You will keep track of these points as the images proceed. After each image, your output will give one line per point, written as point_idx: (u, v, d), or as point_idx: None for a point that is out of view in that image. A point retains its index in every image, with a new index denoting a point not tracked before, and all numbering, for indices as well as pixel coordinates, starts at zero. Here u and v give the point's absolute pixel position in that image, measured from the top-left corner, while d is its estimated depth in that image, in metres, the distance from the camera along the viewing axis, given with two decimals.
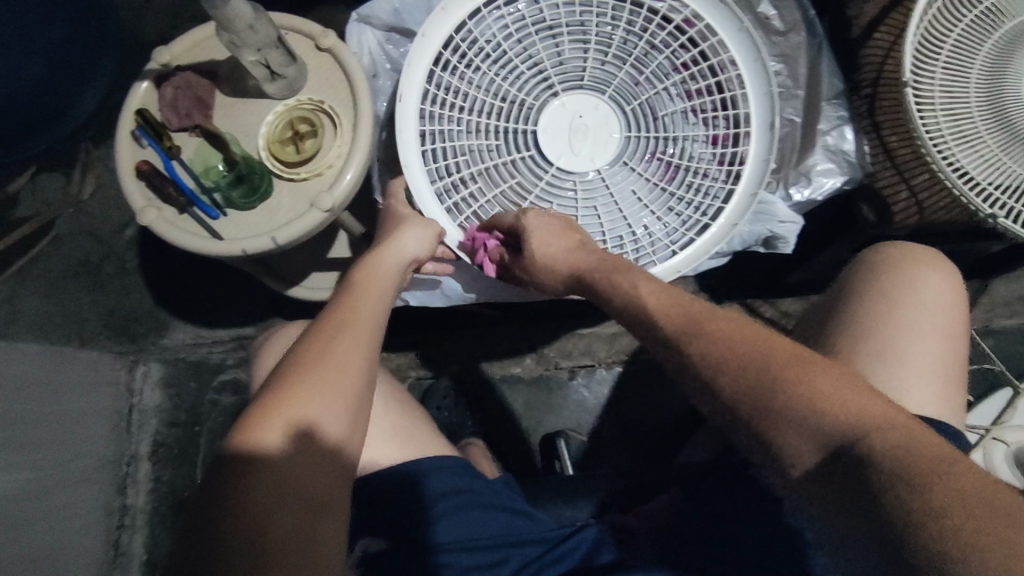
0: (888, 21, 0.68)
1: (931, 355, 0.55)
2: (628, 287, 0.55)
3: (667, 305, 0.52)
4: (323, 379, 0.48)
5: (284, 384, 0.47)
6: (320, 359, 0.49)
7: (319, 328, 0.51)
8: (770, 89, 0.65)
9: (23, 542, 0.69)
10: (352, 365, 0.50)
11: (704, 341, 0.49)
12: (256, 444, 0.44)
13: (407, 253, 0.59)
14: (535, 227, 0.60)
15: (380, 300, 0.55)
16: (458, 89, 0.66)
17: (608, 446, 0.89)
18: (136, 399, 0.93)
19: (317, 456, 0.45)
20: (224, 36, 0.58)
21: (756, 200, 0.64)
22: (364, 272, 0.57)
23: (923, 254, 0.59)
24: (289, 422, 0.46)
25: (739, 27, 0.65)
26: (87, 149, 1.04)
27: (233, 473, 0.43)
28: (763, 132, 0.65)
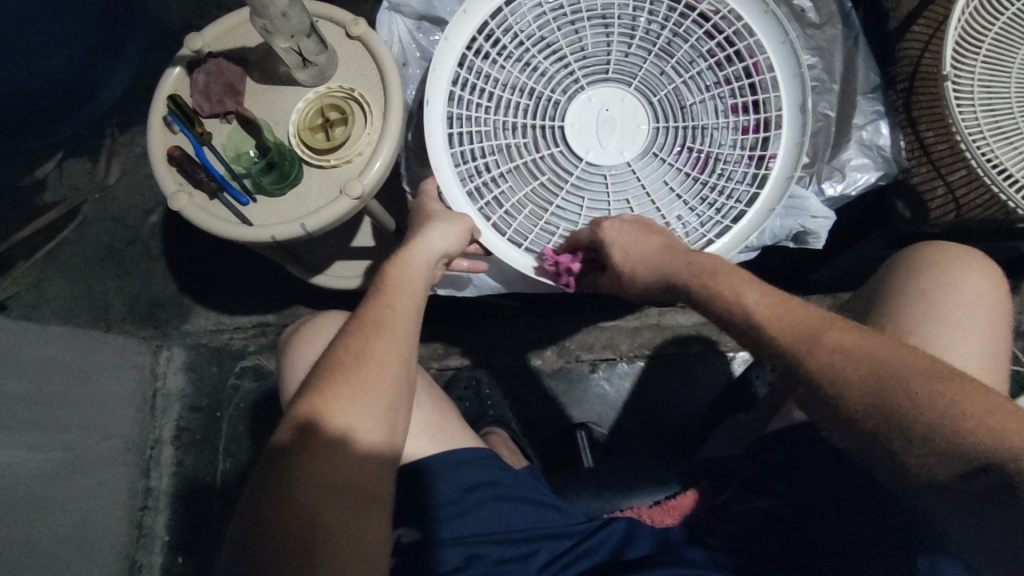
0: (926, 15, 0.67)
1: (970, 354, 0.54)
2: (728, 293, 0.53)
3: (768, 308, 0.50)
4: (362, 375, 0.48)
5: (324, 381, 0.47)
6: (360, 354, 0.49)
7: (357, 324, 0.51)
8: (802, 72, 0.64)
9: (50, 522, 0.70)
10: (391, 359, 0.50)
11: (813, 348, 0.47)
12: (299, 441, 0.44)
13: (442, 245, 0.59)
14: (617, 236, 0.59)
15: (416, 294, 0.55)
16: (488, 77, 0.66)
17: (629, 440, 0.88)
18: (160, 382, 0.96)
19: (360, 451, 0.46)
20: (258, 22, 0.58)
21: (793, 182, 0.63)
22: (398, 264, 0.56)
23: (962, 253, 0.58)
24: (331, 418, 0.46)
25: (764, 10, 0.64)
26: (112, 135, 1.05)
27: (281, 473, 0.43)
28: (796, 115, 0.64)
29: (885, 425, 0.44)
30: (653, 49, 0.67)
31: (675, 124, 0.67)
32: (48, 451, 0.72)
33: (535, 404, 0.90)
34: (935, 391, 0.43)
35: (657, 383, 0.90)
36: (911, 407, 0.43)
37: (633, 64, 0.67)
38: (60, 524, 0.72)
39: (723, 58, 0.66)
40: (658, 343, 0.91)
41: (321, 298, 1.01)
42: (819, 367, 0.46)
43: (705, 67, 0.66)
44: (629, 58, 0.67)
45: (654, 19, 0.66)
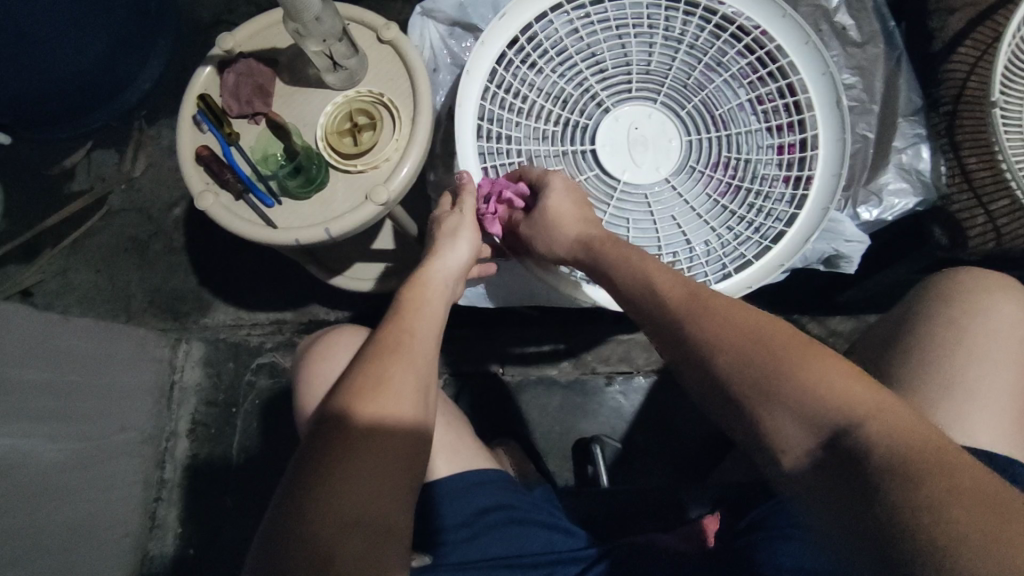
0: (974, 36, 0.65)
1: (1001, 391, 0.52)
2: (640, 267, 0.52)
3: None
4: (383, 400, 0.47)
5: (345, 405, 0.47)
6: (380, 381, 0.48)
7: (375, 350, 0.51)
8: (840, 100, 0.62)
9: (66, 511, 0.71)
10: (413, 384, 0.50)
11: (697, 317, 0.46)
12: (320, 468, 0.44)
13: (456, 263, 0.59)
14: (558, 187, 0.60)
15: (434, 322, 0.54)
16: (521, 85, 0.65)
17: (642, 455, 0.87)
18: (177, 376, 0.93)
19: (381, 477, 0.45)
20: (291, 25, 0.58)
21: (827, 217, 0.61)
22: (414, 284, 0.56)
23: (996, 284, 0.56)
24: (353, 442, 0.45)
25: (806, 42, 0.63)
26: (140, 128, 1.06)
27: (302, 502, 0.42)
28: (832, 145, 0.63)
29: (744, 396, 0.43)
30: (674, 56, 0.65)
31: (711, 134, 0.65)
32: (67, 441, 0.73)
33: (549, 415, 0.89)
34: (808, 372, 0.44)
35: (672, 400, 0.89)
36: (751, 371, 0.42)
37: (657, 74, 0.66)
38: (75, 513, 0.73)
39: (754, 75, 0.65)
40: None
41: (339, 299, 1.01)
42: (699, 335, 0.46)
43: (734, 71, 0.65)
44: (652, 68, 0.66)
45: (672, 29, 0.65)
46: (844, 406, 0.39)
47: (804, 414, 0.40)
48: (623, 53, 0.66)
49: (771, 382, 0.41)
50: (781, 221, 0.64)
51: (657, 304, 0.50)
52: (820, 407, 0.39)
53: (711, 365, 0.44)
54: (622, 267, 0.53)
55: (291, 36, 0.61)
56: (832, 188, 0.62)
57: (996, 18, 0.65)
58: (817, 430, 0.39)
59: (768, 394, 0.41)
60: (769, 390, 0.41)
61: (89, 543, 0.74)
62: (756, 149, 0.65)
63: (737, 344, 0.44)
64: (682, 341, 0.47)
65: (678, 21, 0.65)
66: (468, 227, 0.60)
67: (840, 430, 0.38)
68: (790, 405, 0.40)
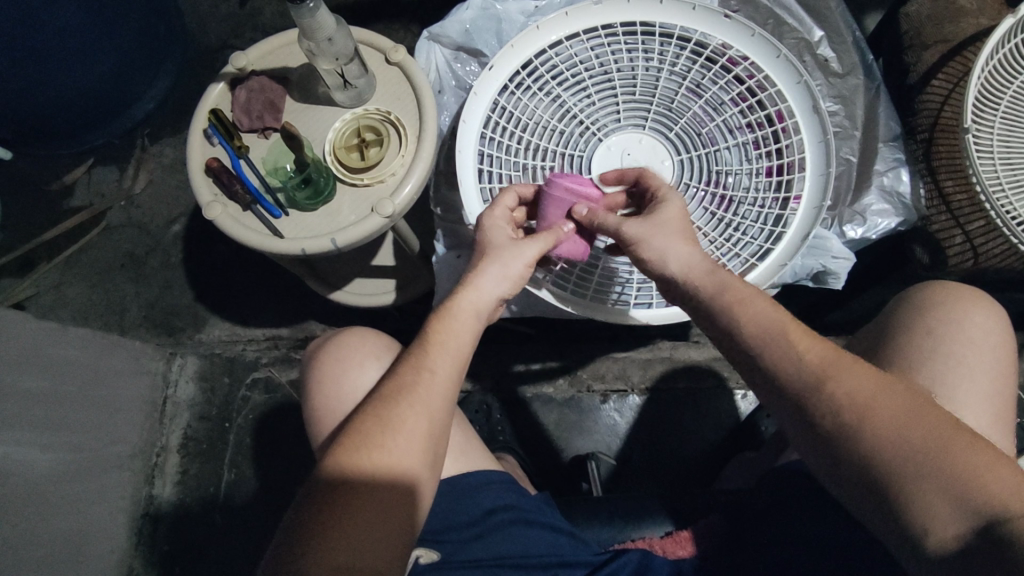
0: (945, 70, 0.70)
1: (979, 396, 0.53)
2: (735, 303, 0.48)
3: (779, 326, 0.46)
4: (389, 447, 0.45)
5: (346, 456, 0.44)
6: (387, 424, 0.46)
7: (389, 388, 0.48)
8: (827, 138, 0.65)
9: (51, 522, 0.70)
10: (423, 431, 0.47)
11: (780, 345, 0.45)
12: (320, 512, 0.42)
13: (494, 293, 0.54)
14: (646, 233, 0.53)
15: (457, 357, 0.50)
16: (517, 111, 0.68)
17: (636, 473, 0.88)
18: (170, 391, 0.95)
19: (384, 525, 0.43)
20: (305, 43, 0.61)
21: (806, 243, 0.64)
22: (439, 316, 0.51)
23: (967, 292, 0.57)
24: (353, 489, 0.43)
25: (777, 55, 0.66)
26: (142, 146, 1.07)
27: (297, 551, 0.41)
28: (819, 178, 0.65)
29: (824, 417, 0.43)
30: (658, 77, 0.68)
31: (696, 153, 0.68)
32: (56, 451, 0.73)
33: (545, 431, 0.90)
34: (830, 373, 0.43)
35: (666, 417, 0.90)
36: (843, 403, 0.42)
37: (643, 97, 0.69)
38: (60, 523, 0.71)
39: (736, 92, 0.67)
40: (668, 378, 0.91)
41: (336, 315, 1.01)
42: (785, 363, 0.45)
43: (713, 92, 0.68)
44: (638, 91, 0.69)
45: (652, 51, 0.68)
46: (924, 453, 0.39)
47: (878, 449, 0.40)
48: (604, 73, 0.69)
49: (868, 417, 0.41)
50: (758, 239, 0.66)
51: (731, 329, 0.48)
52: (899, 448, 0.40)
53: (800, 389, 0.44)
54: (735, 307, 0.48)
55: (305, 55, 0.64)
56: (822, 187, 0.64)
57: (965, 53, 0.70)
58: (881, 478, 0.40)
59: (857, 424, 0.41)
60: (850, 421, 0.42)
61: (72, 555, 0.72)
62: (738, 165, 0.67)
63: (831, 374, 0.43)
64: (759, 353, 0.46)
65: (656, 44, 0.68)
66: (520, 262, 0.54)
67: (908, 477, 0.39)
68: (873, 447, 0.41)
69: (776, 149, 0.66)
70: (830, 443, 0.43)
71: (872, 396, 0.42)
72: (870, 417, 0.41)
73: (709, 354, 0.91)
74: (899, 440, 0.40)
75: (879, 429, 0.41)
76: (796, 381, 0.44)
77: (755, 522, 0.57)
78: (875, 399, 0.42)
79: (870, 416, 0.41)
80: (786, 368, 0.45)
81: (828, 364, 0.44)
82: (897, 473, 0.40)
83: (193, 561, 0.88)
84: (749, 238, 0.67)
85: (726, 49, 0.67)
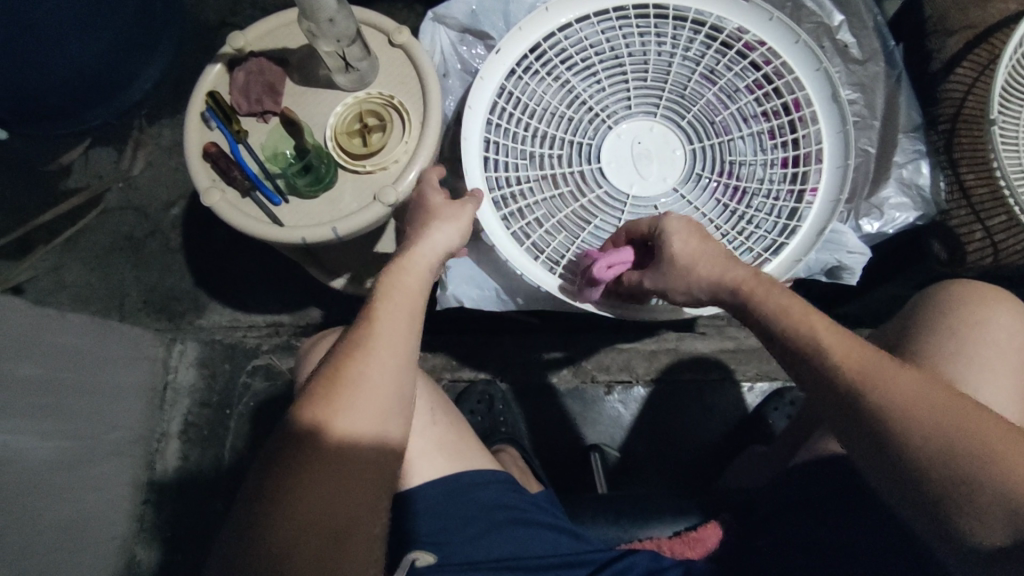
0: (970, 58, 0.68)
1: (997, 401, 0.52)
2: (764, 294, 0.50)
3: (803, 320, 0.47)
4: (345, 405, 0.44)
5: (301, 415, 0.44)
6: (342, 381, 0.45)
7: (344, 344, 0.47)
8: (846, 128, 0.63)
9: (56, 510, 0.70)
10: (381, 386, 0.46)
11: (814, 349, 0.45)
12: (286, 475, 0.42)
13: (442, 247, 0.54)
14: (676, 233, 0.55)
15: (410, 310, 0.49)
16: (525, 95, 0.66)
17: (638, 466, 0.87)
18: (171, 376, 0.95)
19: (343, 482, 0.43)
20: (305, 25, 0.59)
21: (822, 238, 0.62)
22: (392, 268, 0.51)
23: (989, 292, 0.56)
24: (308, 448, 0.43)
25: (796, 42, 0.64)
26: (140, 127, 1.05)
27: (259, 508, 0.41)
28: (836, 171, 0.63)
29: (855, 414, 0.43)
30: (671, 63, 0.66)
31: (709, 142, 0.66)
32: (58, 439, 0.72)
33: (549, 422, 0.89)
34: (856, 363, 0.44)
35: (669, 409, 0.89)
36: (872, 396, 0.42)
37: (655, 83, 0.67)
38: (61, 510, 0.71)
39: (751, 79, 0.65)
40: (674, 369, 0.90)
41: (337, 302, 0.99)
42: (816, 355, 0.45)
43: (727, 79, 0.65)
44: (649, 77, 0.66)
45: (665, 35, 0.66)
46: (946, 440, 0.40)
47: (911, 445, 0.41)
48: (614, 57, 0.66)
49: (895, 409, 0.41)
50: (771, 233, 0.64)
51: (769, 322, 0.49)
52: (917, 440, 0.40)
53: (832, 381, 0.44)
54: (764, 301, 0.49)
55: (305, 36, 0.61)
56: (840, 179, 0.63)
57: (992, 39, 0.67)
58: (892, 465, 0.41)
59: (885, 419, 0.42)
60: (885, 416, 0.42)
61: (75, 542, 0.72)
62: (752, 156, 0.65)
63: (851, 366, 0.44)
64: (790, 341, 0.47)
65: (669, 28, 0.66)
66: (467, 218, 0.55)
67: (942, 463, 0.40)
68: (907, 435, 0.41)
69: (792, 139, 0.64)
70: (864, 440, 0.43)
71: (903, 387, 0.42)
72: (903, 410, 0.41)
73: (717, 346, 0.90)
74: (929, 428, 0.40)
75: (912, 419, 0.41)
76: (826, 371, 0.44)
77: (762, 525, 0.56)
78: (904, 390, 0.42)
79: (903, 407, 0.41)
80: (815, 360, 0.45)
81: (861, 360, 0.44)
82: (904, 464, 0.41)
83: (197, 547, 0.88)
84: (756, 228, 0.65)
85: (742, 33, 0.65)
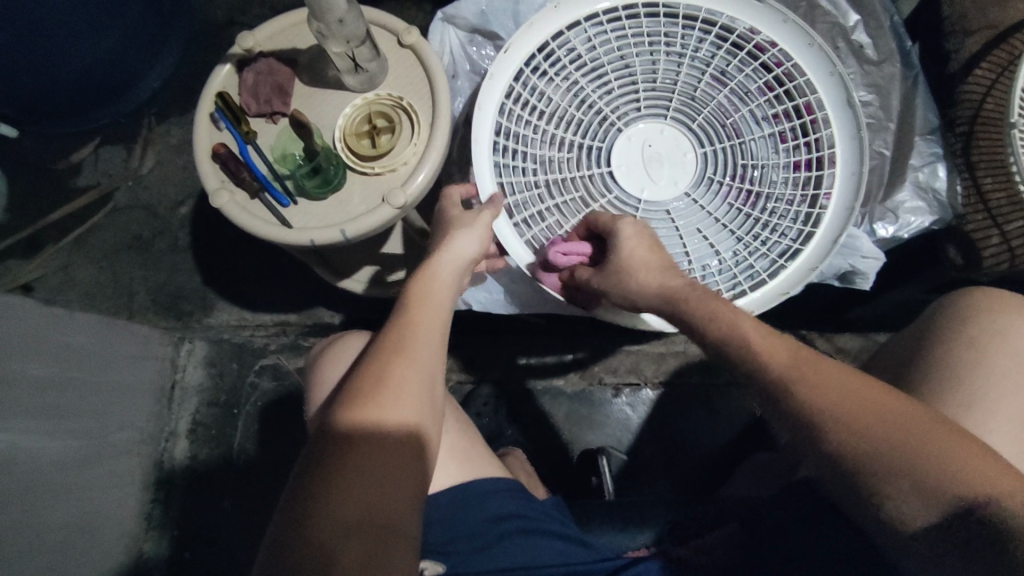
0: (990, 59, 0.67)
1: (1015, 410, 0.51)
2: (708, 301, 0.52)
3: (754, 332, 0.49)
4: (386, 403, 0.47)
5: (345, 413, 0.46)
6: (381, 379, 0.48)
7: (380, 347, 0.50)
8: (860, 132, 0.62)
9: (68, 508, 0.70)
10: (419, 385, 0.49)
11: (769, 356, 0.47)
12: (331, 471, 0.43)
13: (466, 255, 0.56)
14: (627, 237, 0.57)
15: (439, 316, 0.53)
16: (536, 94, 0.65)
17: (645, 470, 0.87)
18: (179, 375, 0.93)
19: (387, 476, 0.44)
20: (314, 24, 0.59)
21: (839, 243, 0.61)
22: (419, 277, 0.54)
23: (1008, 301, 0.55)
24: (353, 443, 0.45)
25: (809, 43, 0.63)
26: (149, 125, 1.05)
27: (306, 504, 0.42)
28: (850, 175, 0.63)
29: (813, 427, 0.45)
30: (678, 67, 0.65)
31: (722, 145, 0.65)
32: (69, 438, 0.72)
33: (556, 425, 0.88)
34: (803, 372, 0.46)
35: (678, 413, 0.88)
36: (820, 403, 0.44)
37: (662, 87, 0.66)
38: (72, 509, 0.71)
39: (762, 81, 0.64)
40: (682, 372, 0.89)
41: (344, 303, 0.99)
42: (769, 365, 0.47)
43: (739, 80, 0.65)
44: (658, 82, 0.66)
45: (674, 39, 0.65)
46: (919, 449, 0.42)
47: (867, 451, 0.43)
48: (622, 59, 0.66)
49: (845, 417, 0.44)
50: (788, 237, 0.64)
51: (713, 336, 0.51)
52: (873, 441, 0.43)
53: (781, 393, 0.46)
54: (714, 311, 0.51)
55: (315, 36, 0.61)
56: (854, 184, 0.62)
57: (1012, 40, 0.66)
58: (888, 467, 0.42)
59: (835, 425, 0.44)
60: (833, 422, 0.44)
61: (86, 540, 0.73)
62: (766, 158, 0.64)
63: (808, 377, 0.46)
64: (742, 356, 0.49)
65: (678, 29, 0.65)
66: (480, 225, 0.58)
67: (898, 469, 0.42)
68: (862, 440, 0.43)
69: (804, 143, 0.64)
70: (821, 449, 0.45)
71: (855, 396, 0.44)
72: (862, 413, 0.44)
73: None
74: (886, 432, 0.43)
75: (867, 424, 0.44)
76: (783, 384, 0.46)
77: (773, 534, 0.56)
78: (864, 397, 0.44)
79: (864, 412, 0.44)
80: (770, 372, 0.47)
81: (811, 373, 0.46)
82: (868, 466, 0.43)
83: (206, 546, 0.89)
84: (778, 236, 0.64)
85: (753, 34, 0.65)
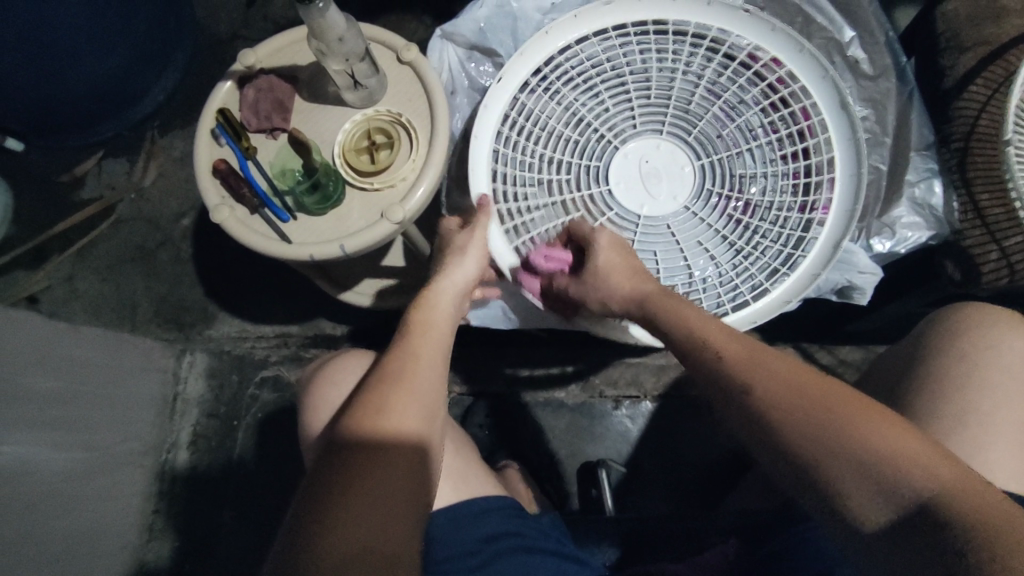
0: (985, 74, 0.67)
1: (1013, 428, 0.51)
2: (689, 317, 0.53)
3: (741, 354, 0.50)
4: (388, 427, 0.45)
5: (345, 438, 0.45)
6: (383, 404, 0.46)
7: (380, 372, 0.49)
8: (856, 137, 0.63)
9: (69, 521, 0.71)
10: (420, 410, 0.48)
11: (750, 376, 0.48)
12: (331, 497, 0.41)
13: (463, 280, 0.58)
14: (603, 245, 0.60)
15: (439, 342, 0.53)
16: (536, 109, 0.66)
17: (644, 483, 0.86)
18: (180, 387, 0.95)
19: (391, 503, 0.42)
20: (314, 44, 0.59)
21: (838, 252, 0.62)
22: (420, 304, 0.55)
23: (1004, 315, 0.55)
24: (354, 469, 0.43)
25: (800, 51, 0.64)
26: (153, 138, 1.06)
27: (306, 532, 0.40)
28: (848, 180, 0.63)
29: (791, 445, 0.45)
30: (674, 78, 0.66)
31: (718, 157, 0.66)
32: (71, 450, 0.73)
33: (556, 437, 0.88)
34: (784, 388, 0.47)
35: (678, 426, 0.88)
36: (799, 422, 0.45)
37: (658, 100, 0.66)
38: (74, 521, 0.72)
39: (758, 94, 0.65)
40: (682, 385, 0.89)
41: (344, 314, 1.00)
42: (754, 384, 0.48)
43: (733, 92, 0.65)
44: (653, 96, 0.66)
45: (665, 51, 0.66)
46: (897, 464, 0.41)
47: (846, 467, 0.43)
48: (616, 76, 0.66)
49: (818, 433, 0.44)
50: (783, 251, 0.64)
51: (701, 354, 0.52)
52: (852, 456, 0.43)
53: (768, 412, 0.47)
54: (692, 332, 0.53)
55: (314, 55, 0.62)
56: (853, 189, 0.63)
57: (1006, 57, 0.66)
58: (872, 484, 0.41)
59: (813, 441, 0.44)
60: (817, 440, 0.44)
61: (88, 553, 0.73)
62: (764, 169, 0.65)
63: (788, 398, 0.46)
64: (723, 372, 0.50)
65: (672, 44, 0.65)
66: (478, 250, 0.59)
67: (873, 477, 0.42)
68: (834, 454, 0.43)
69: (800, 155, 0.64)
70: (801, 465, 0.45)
71: (819, 410, 0.45)
72: (833, 431, 0.44)
73: None
74: (856, 448, 0.43)
75: (833, 441, 0.43)
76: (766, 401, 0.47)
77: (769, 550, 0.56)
78: (830, 411, 0.44)
79: (832, 429, 0.44)
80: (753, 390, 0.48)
81: (793, 390, 0.46)
82: (850, 481, 0.43)
83: (205, 558, 0.89)
84: (770, 247, 0.64)
85: (749, 48, 0.65)
